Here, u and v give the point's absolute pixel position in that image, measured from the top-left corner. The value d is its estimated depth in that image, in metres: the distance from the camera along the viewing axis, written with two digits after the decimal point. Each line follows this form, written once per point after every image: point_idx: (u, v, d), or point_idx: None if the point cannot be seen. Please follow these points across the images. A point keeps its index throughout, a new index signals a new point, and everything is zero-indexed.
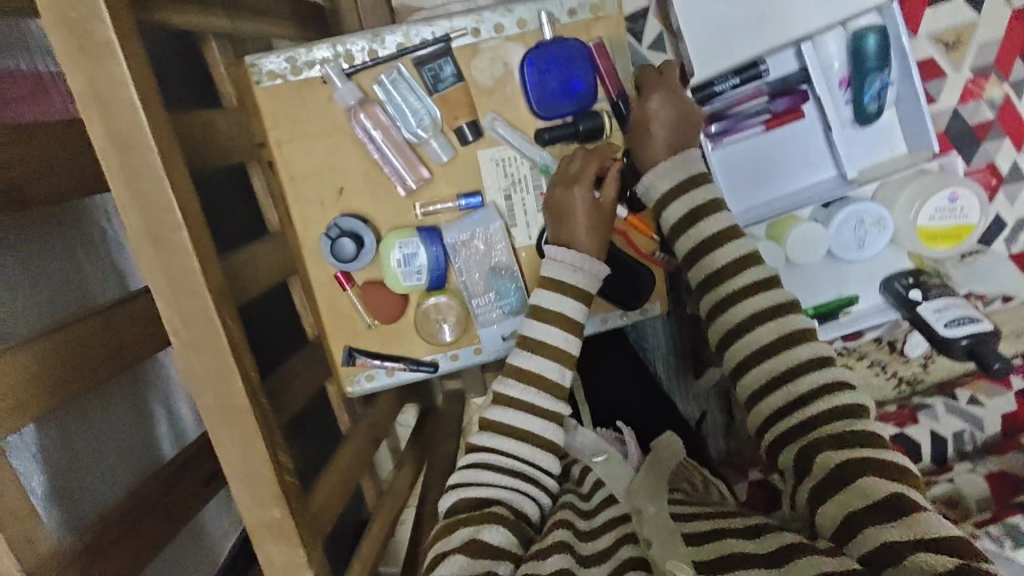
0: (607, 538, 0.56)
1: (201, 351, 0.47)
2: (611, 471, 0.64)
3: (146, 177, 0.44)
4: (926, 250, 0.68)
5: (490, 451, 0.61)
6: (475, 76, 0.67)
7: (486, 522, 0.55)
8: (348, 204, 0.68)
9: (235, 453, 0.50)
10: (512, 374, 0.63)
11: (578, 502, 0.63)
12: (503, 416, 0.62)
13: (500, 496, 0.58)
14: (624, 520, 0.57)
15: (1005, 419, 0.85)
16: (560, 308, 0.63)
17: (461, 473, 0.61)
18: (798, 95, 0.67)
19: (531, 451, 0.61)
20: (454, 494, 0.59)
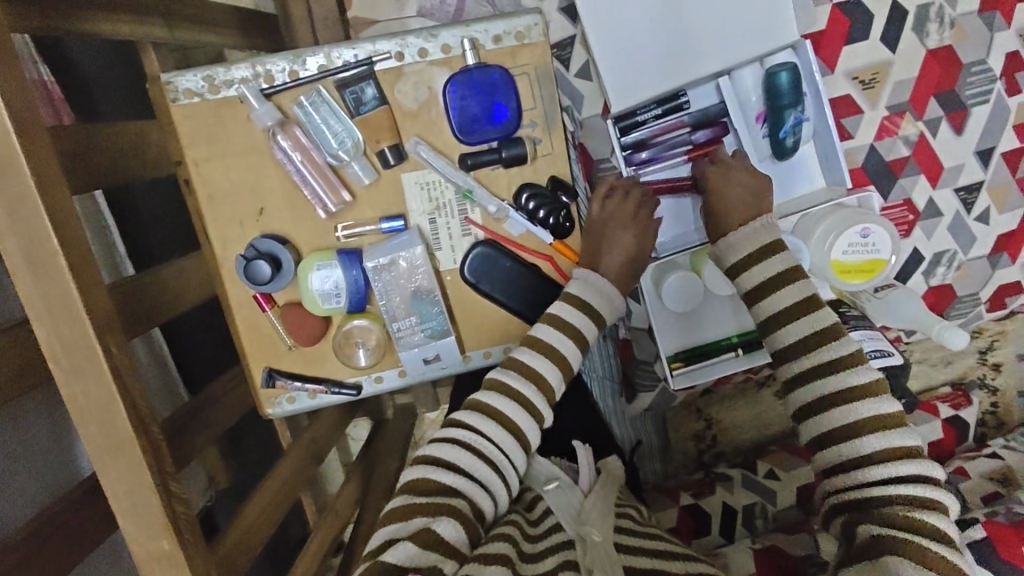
0: (549, 562, 0.55)
1: (82, 378, 0.46)
2: (563, 500, 0.62)
3: (21, 203, 0.42)
4: (843, 285, 0.67)
5: (475, 432, 0.57)
6: (399, 100, 0.67)
7: (443, 513, 0.52)
8: (269, 224, 0.67)
9: (120, 485, 0.49)
10: (513, 367, 0.61)
11: (523, 524, 0.61)
12: (496, 401, 0.59)
13: (466, 488, 0.54)
14: (568, 548, 0.57)
15: (932, 445, 0.86)
16: (574, 320, 0.63)
17: (436, 446, 0.57)
18: (719, 128, 0.68)
19: (513, 447, 0.58)
20: (420, 471, 0.55)
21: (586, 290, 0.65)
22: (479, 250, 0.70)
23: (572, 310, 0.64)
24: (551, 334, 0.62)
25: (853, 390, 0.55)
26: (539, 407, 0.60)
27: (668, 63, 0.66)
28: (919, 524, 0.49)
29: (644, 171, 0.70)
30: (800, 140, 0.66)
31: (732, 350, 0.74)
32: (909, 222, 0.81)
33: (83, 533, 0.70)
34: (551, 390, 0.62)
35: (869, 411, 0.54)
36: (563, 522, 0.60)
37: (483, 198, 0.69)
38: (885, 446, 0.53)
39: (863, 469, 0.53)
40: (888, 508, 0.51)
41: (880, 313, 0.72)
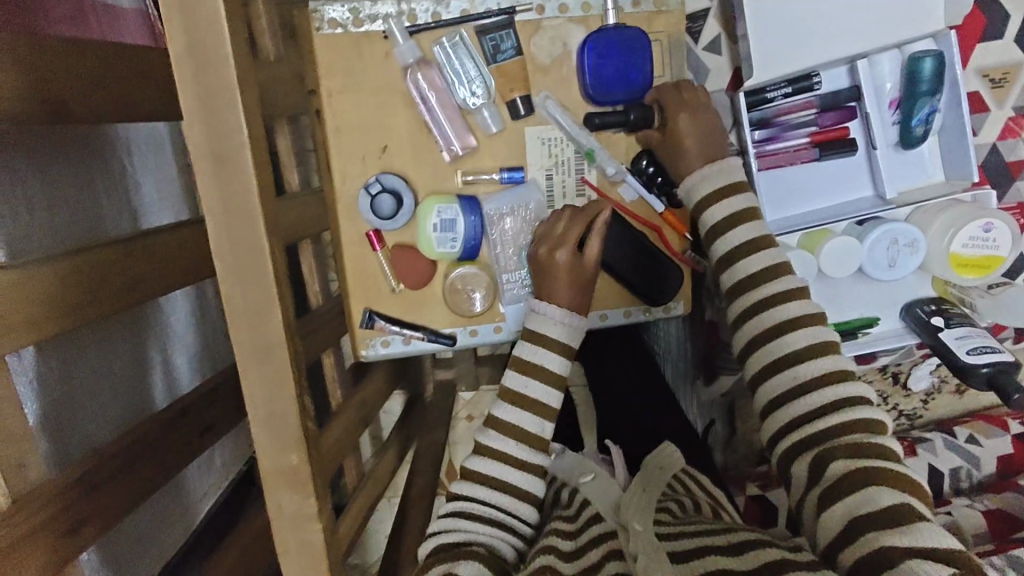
0: (594, 555, 0.60)
1: (244, 277, 0.46)
2: (597, 489, 0.68)
3: (218, 91, 0.43)
4: (956, 279, 0.68)
5: (467, 498, 0.66)
6: (534, 53, 0.67)
7: (461, 556, 0.60)
8: (391, 163, 0.67)
9: (262, 391, 0.48)
10: (494, 427, 0.67)
11: (563, 525, 0.67)
12: (479, 464, 0.66)
13: (476, 538, 0.63)
14: (613, 537, 0.62)
15: (1001, 459, 0.88)
16: (550, 362, 0.67)
17: (440, 520, 0.65)
18: (846, 112, 0.68)
19: (510, 499, 0.66)
20: (434, 537, 0.64)
21: (542, 324, 0.67)
22: None
23: (535, 347, 0.67)
24: (520, 381, 0.67)
25: (824, 376, 0.59)
26: (524, 458, 0.66)
27: (812, 40, 0.65)
28: (875, 445, 0.54)
29: (764, 150, 0.69)
30: (929, 132, 0.66)
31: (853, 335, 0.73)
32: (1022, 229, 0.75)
33: (167, 458, 0.69)
34: (531, 435, 0.67)
35: (829, 393, 0.58)
36: (604, 513, 0.65)
37: (603, 159, 0.70)
38: (839, 399, 0.57)
39: (809, 425, 0.58)
40: (834, 441, 0.56)
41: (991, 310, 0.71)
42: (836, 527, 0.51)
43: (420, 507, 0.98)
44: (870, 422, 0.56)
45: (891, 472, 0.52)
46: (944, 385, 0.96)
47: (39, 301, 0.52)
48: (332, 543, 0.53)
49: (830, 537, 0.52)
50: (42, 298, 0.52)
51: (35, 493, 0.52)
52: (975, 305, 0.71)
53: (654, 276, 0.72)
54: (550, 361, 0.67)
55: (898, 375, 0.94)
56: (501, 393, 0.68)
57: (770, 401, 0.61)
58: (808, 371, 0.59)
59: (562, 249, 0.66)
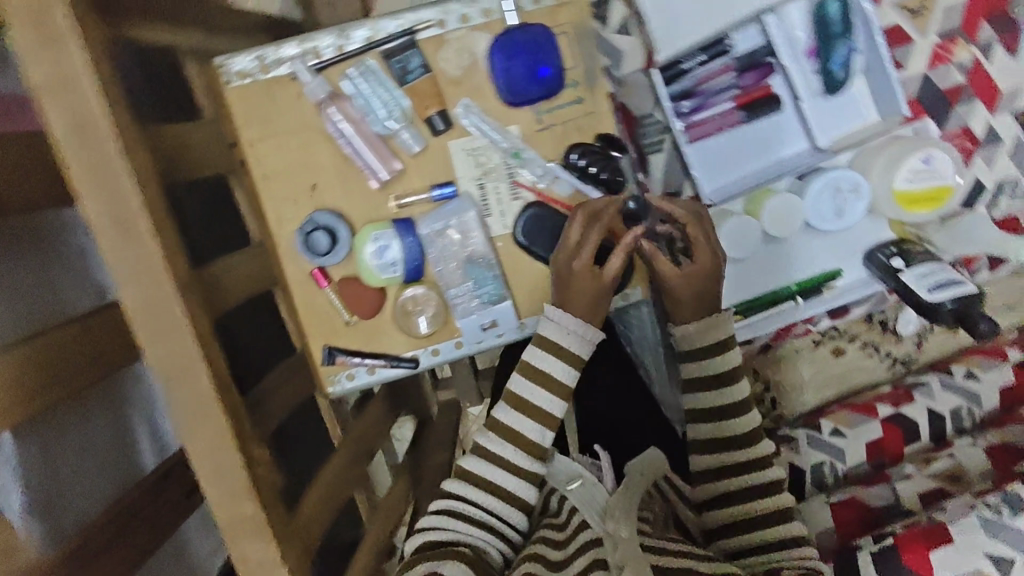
0: (579, 563, 0.61)
1: (164, 337, 0.46)
2: (584, 496, 0.67)
3: (104, 162, 0.43)
4: (908, 216, 0.66)
5: (461, 497, 0.66)
6: (443, 67, 0.67)
7: (448, 557, 0.60)
8: (322, 200, 0.68)
9: (206, 449, 0.49)
10: (495, 429, 0.68)
11: (552, 533, 0.69)
12: (475, 466, 0.67)
13: (464, 540, 0.64)
14: (599, 545, 0.62)
15: (1003, 391, 0.86)
16: (560, 374, 0.68)
17: (431, 516, 0.66)
18: (764, 69, 0.66)
19: (502, 502, 0.66)
20: (423, 534, 0.65)
21: (555, 332, 0.68)
22: (530, 212, 0.70)
23: (549, 356, 0.68)
24: (527, 389, 0.68)
25: (759, 481, 0.67)
26: (518, 467, 0.66)
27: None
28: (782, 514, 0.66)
29: (691, 121, 0.68)
30: (852, 74, 0.64)
31: (823, 288, 0.73)
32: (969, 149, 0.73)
33: (156, 523, 0.70)
34: (531, 443, 0.67)
35: (760, 480, 0.67)
36: (590, 518, 0.64)
37: (531, 159, 0.70)
38: (768, 487, 0.67)
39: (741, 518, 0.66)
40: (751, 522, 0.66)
41: (948, 242, 0.71)
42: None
43: None
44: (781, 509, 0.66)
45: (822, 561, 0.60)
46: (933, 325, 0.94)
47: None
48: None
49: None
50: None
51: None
52: (931, 238, 0.71)
53: (604, 265, 0.72)
54: (556, 368, 0.68)
55: (884, 322, 0.95)
56: (506, 398, 0.69)
57: (710, 496, 0.69)
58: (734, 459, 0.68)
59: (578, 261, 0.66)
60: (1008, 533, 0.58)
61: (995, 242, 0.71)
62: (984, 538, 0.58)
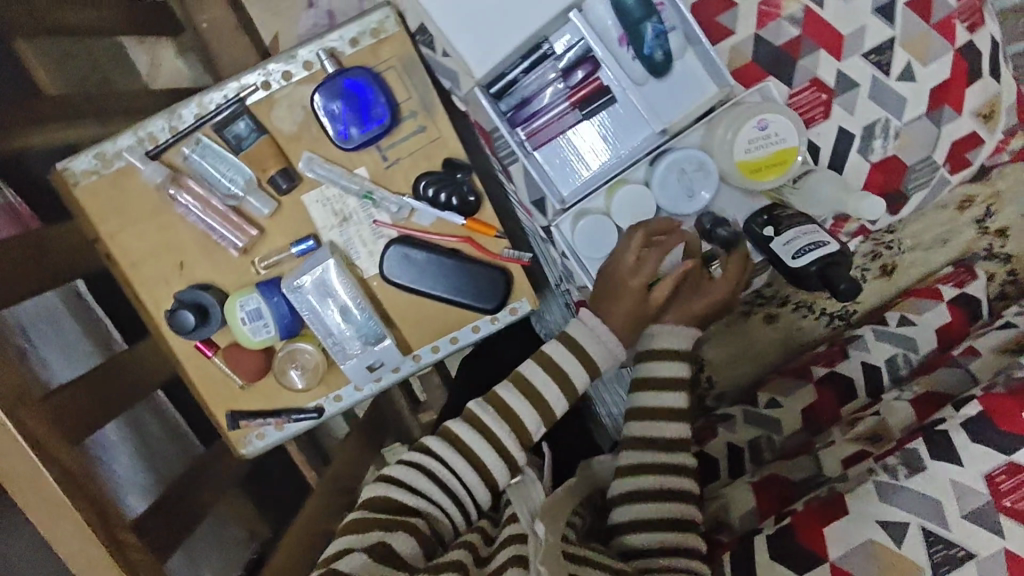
0: (502, 556, 0.58)
1: (6, 451, 0.51)
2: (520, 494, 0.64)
3: None
4: (756, 185, 0.65)
5: (433, 457, 0.64)
6: (278, 125, 0.69)
7: (398, 530, 0.59)
8: (193, 275, 0.70)
9: (73, 545, 0.53)
10: (493, 404, 0.66)
11: (490, 528, 0.66)
12: (463, 432, 0.65)
13: (422, 509, 0.62)
14: (521, 542, 0.59)
15: (939, 332, 0.82)
16: (510, 399, 0.66)
17: (398, 468, 0.64)
18: (587, 66, 0.66)
19: (472, 475, 0.64)
20: (380, 487, 0.62)
21: (588, 338, 0.67)
22: (393, 247, 0.70)
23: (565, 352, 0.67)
24: (538, 376, 0.66)
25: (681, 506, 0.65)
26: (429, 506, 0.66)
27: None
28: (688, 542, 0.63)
29: (530, 129, 0.68)
30: (672, 52, 0.64)
31: None
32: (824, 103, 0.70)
33: None
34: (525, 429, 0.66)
35: (681, 503, 0.65)
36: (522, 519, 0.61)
37: (384, 198, 0.70)
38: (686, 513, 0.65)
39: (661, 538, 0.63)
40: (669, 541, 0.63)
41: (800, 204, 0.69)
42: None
43: None
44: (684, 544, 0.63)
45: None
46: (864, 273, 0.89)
47: None
48: None
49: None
50: None
51: None
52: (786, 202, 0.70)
53: (479, 286, 0.71)
54: (563, 359, 0.66)
55: None
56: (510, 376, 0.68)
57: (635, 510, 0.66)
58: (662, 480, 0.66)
59: (637, 278, 0.65)
60: (904, 496, 0.57)
61: (840, 198, 0.66)
62: (877, 505, 0.57)
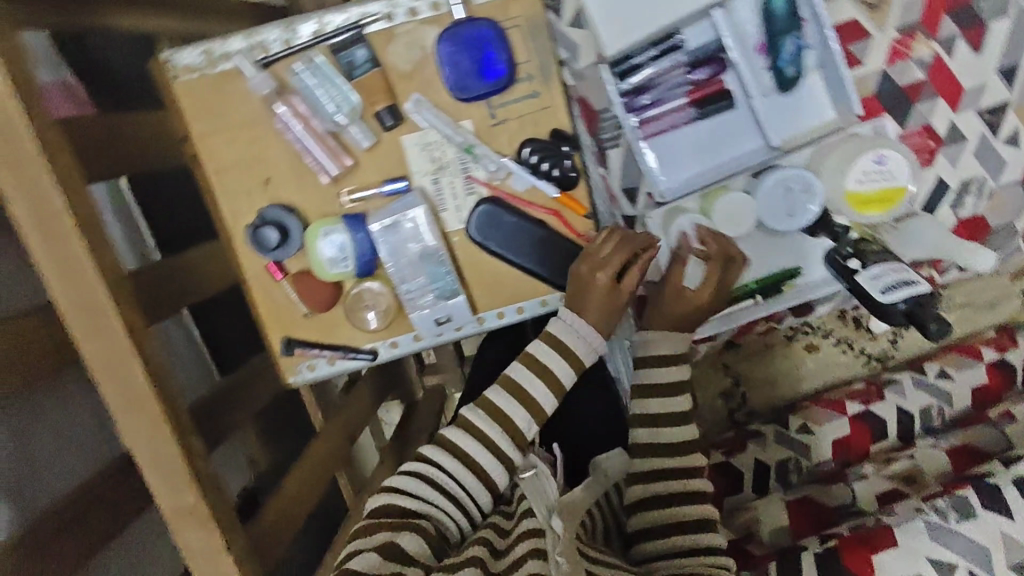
0: (519, 549, 0.59)
1: (97, 332, 0.49)
2: (534, 487, 0.65)
3: (31, 176, 0.45)
4: (860, 217, 0.65)
5: (432, 463, 0.65)
6: (393, 62, 0.67)
7: (405, 529, 0.59)
8: (276, 193, 0.69)
9: (145, 439, 0.51)
10: (482, 407, 0.68)
11: (501, 521, 0.67)
12: (456, 437, 0.66)
13: (427, 510, 0.63)
14: (539, 534, 0.60)
15: (976, 391, 0.85)
16: (501, 400, 0.68)
17: (400, 476, 0.65)
18: (716, 65, 0.65)
19: (472, 477, 0.65)
20: (383, 497, 0.63)
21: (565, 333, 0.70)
22: (484, 208, 0.70)
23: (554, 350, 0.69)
24: (522, 376, 0.69)
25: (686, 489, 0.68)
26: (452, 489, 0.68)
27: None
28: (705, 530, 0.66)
29: (644, 117, 0.68)
30: (805, 70, 0.64)
31: (750, 298, 0.74)
32: (931, 151, 0.73)
33: None
34: (517, 430, 0.67)
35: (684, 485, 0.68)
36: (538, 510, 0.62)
37: (484, 155, 0.70)
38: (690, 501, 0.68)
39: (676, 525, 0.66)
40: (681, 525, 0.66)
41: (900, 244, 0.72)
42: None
43: None
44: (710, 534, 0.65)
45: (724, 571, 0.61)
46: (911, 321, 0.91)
47: None
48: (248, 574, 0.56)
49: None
50: None
51: None
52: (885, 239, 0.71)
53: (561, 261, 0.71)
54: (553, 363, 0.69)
55: (859, 318, 0.92)
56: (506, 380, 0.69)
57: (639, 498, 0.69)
58: (673, 462, 0.69)
59: (604, 274, 0.67)
60: (953, 538, 0.58)
61: (942, 245, 0.72)
62: (926, 542, 0.58)
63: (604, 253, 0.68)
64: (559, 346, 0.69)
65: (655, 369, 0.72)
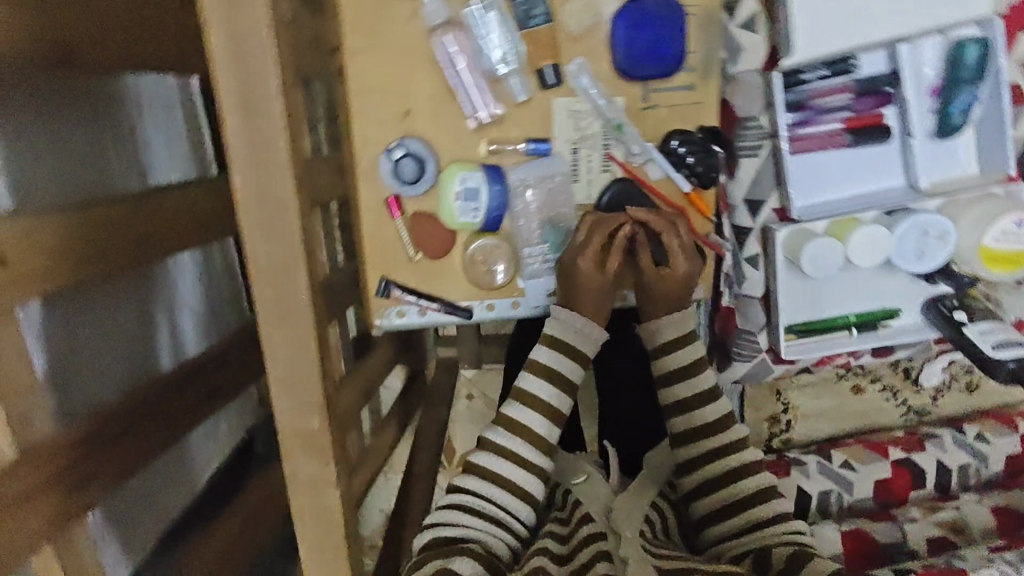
0: (583, 556, 0.61)
1: (272, 231, 0.46)
2: (590, 491, 0.69)
3: (247, 48, 0.41)
4: (984, 272, 0.68)
5: (467, 491, 0.66)
6: (565, 20, 0.65)
7: (456, 552, 0.59)
8: (412, 127, 0.65)
9: (285, 348, 0.49)
10: (502, 424, 0.68)
11: (557, 529, 0.67)
12: (482, 459, 0.67)
13: (475, 535, 0.63)
14: (600, 538, 0.63)
15: (1009, 459, 0.89)
16: (517, 413, 0.68)
17: (438, 511, 0.65)
18: (882, 97, 0.66)
19: (509, 496, 0.66)
20: (428, 533, 0.64)
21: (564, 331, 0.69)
22: (616, 187, 0.69)
23: (552, 351, 0.69)
24: (532, 381, 0.68)
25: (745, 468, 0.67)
26: (530, 458, 0.67)
27: (866, 20, 0.62)
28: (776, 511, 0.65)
29: (797, 133, 0.68)
30: (968, 121, 0.66)
31: (845, 330, 0.75)
32: None
33: (179, 419, 0.68)
34: (541, 437, 0.68)
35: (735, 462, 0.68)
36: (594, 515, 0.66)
37: (631, 136, 0.68)
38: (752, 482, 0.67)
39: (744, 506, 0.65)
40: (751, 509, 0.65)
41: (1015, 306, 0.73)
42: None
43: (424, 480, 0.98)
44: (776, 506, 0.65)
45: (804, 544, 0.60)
46: (954, 382, 0.95)
47: (45, 247, 0.51)
48: (346, 514, 0.54)
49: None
50: (48, 244, 0.52)
51: (36, 450, 0.51)
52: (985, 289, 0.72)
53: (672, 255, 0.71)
54: (559, 364, 0.69)
55: (909, 369, 0.94)
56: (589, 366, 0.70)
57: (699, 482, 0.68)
58: (714, 441, 0.68)
59: (586, 261, 0.66)
60: None
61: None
62: None
63: (582, 239, 0.67)
64: (560, 345, 0.69)
65: (678, 351, 0.70)
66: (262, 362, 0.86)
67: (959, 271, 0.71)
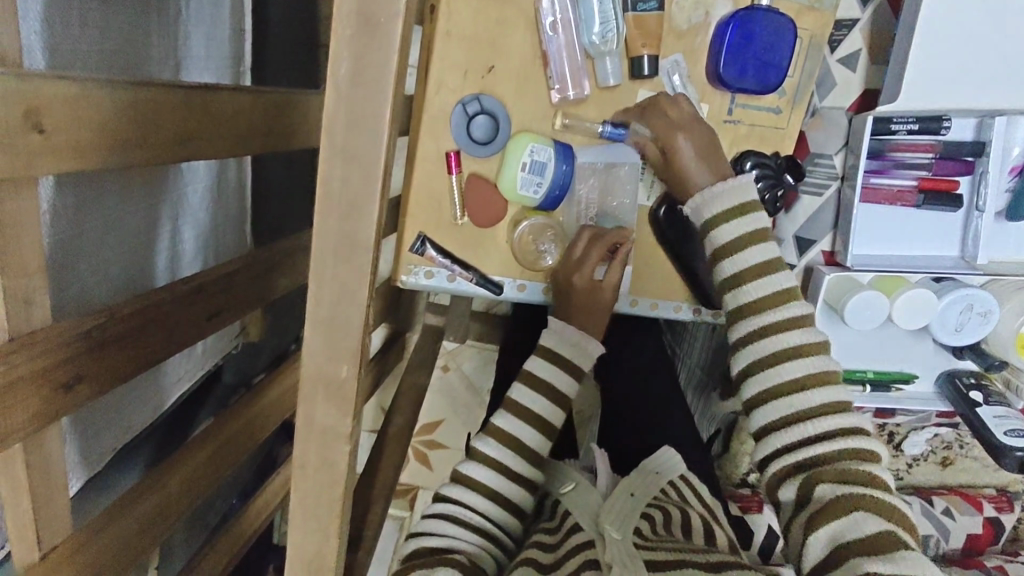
0: (570, 564, 0.56)
1: (355, 165, 0.40)
2: (580, 499, 0.64)
3: None
4: (1016, 359, 0.70)
5: (453, 501, 0.60)
6: (673, 13, 0.63)
7: (440, 564, 0.54)
8: (492, 85, 0.62)
9: (327, 299, 0.42)
10: (493, 434, 0.62)
11: (544, 537, 0.61)
12: (472, 469, 0.61)
13: (460, 545, 0.57)
14: (590, 547, 0.58)
15: (969, 537, 0.93)
16: (508, 425, 0.62)
17: (424, 520, 0.60)
18: (963, 165, 0.66)
19: (497, 508, 0.60)
20: (413, 542, 0.59)
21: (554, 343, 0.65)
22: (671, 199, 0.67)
23: (547, 365, 0.65)
24: (526, 396, 0.63)
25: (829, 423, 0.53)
26: (518, 471, 0.62)
27: (970, 84, 0.63)
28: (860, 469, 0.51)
29: (869, 181, 0.69)
30: None
31: (860, 386, 0.75)
32: None
33: (175, 333, 0.63)
34: (529, 450, 0.63)
35: (822, 426, 0.53)
36: (584, 523, 0.61)
37: None
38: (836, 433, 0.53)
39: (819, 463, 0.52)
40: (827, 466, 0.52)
41: None
42: (817, 555, 0.49)
43: (396, 446, 0.94)
44: (837, 405, 0.53)
45: (885, 509, 0.49)
46: (931, 454, 0.96)
47: (90, 121, 0.47)
48: (351, 485, 0.48)
49: (812, 560, 0.49)
50: (93, 117, 0.47)
51: (33, 337, 0.46)
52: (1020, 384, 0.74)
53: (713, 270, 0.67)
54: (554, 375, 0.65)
55: (893, 435, 0.93)
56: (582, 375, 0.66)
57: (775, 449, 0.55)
58: (789, 371, 0.54)
59: (582, 276, 0.65)
60: None
61: None
62: None
63: (580, 254, 0.65)
64: (554, 359, 0.65)
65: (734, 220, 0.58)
66: (263, 292, 0.81)
67: (989, 352, 0.72)
